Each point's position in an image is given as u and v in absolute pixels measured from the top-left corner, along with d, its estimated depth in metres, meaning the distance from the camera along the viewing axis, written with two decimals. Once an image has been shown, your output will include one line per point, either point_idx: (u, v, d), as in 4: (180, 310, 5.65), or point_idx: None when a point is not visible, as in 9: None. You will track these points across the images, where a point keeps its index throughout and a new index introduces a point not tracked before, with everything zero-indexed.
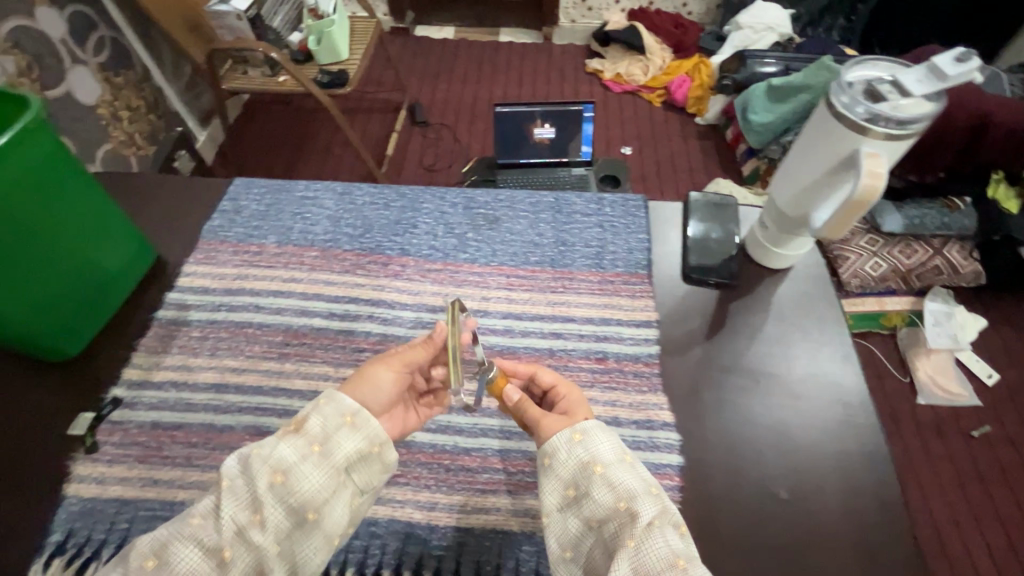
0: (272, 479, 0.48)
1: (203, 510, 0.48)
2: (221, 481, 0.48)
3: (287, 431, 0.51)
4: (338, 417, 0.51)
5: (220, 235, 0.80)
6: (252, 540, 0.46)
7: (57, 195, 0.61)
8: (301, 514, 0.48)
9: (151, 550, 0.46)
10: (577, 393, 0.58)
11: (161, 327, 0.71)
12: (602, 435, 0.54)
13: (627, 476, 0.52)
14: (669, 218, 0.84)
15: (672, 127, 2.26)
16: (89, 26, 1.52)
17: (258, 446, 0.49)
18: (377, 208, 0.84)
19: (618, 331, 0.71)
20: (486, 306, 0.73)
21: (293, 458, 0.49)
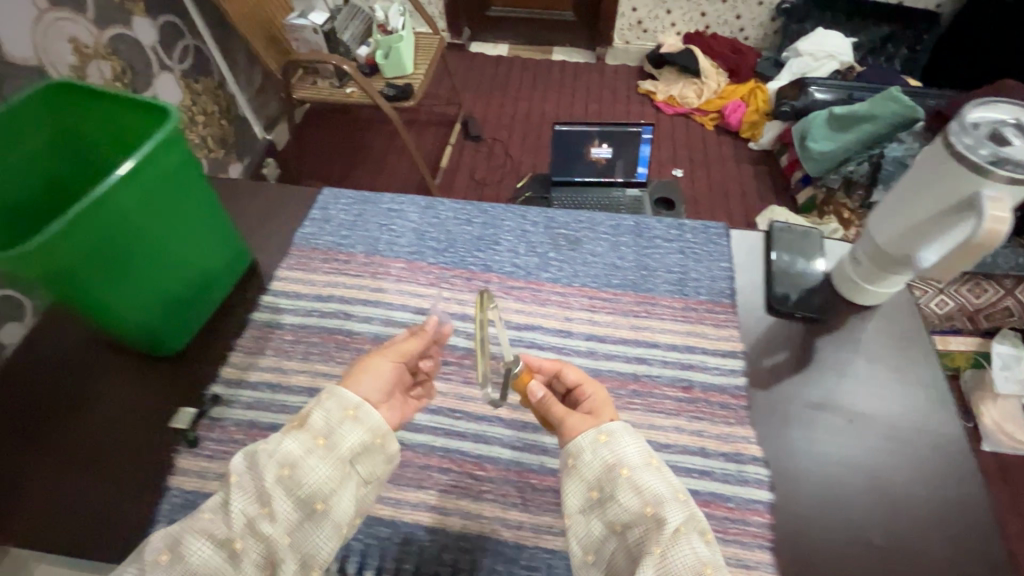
0: (279, 471, 0.47)
1: (213, 505, 0.47)
2: (231, 475, 0.47)
3: (290, 427, 0.50)
4: (339, 410, 0.51)
5: (312, 243, 0.83)
6: (263, 532, 0.45)
7: (182, 200, 0.64)
8: (310, 505, 0.47)
9: (165, 542, 0.45)
10: (602, 392, 0.57)
11: (257, 328, 0.74)
12: (627, 438, 0.52)
13: (655, 480, 0.50)
14: (751, 248, 0.83)
15: (725, 151, 2.24)
16: (177, 35, 1.61)
17: (262, 442, 0.49)
18: (460, 224, 0.85)
19: (703, 359, 0.71)
20: (569, 327, 0.74)
21: (300, 452, 0.48)
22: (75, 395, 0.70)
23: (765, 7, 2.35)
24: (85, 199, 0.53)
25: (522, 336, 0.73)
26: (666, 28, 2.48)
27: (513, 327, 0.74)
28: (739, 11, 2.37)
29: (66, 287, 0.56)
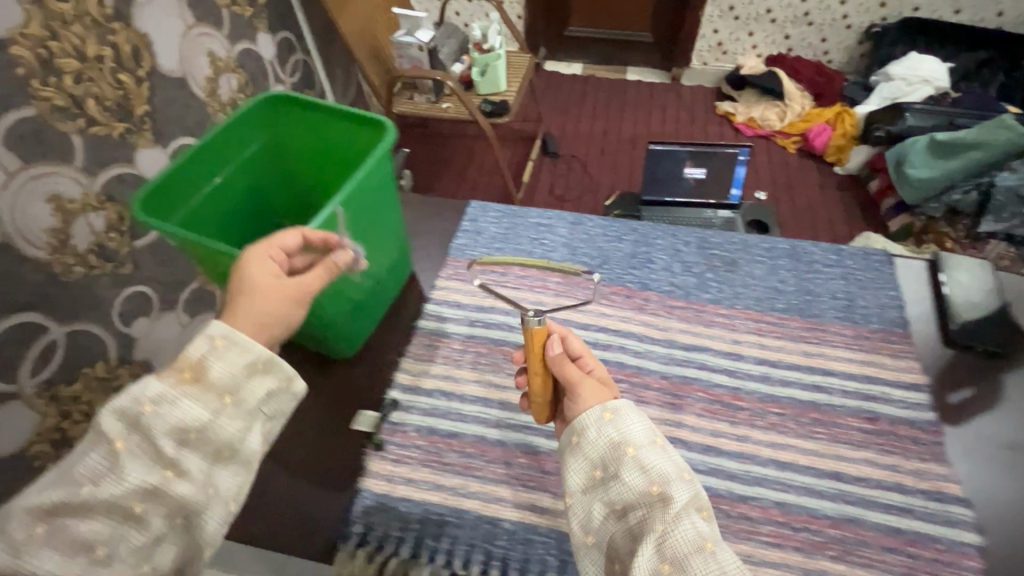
0: (179, 434, 0.43)
1: (92, 474, 0.42)
2: (116, 443, 0.42)
3: (180, 382, 0.45)
4: (241, 363, 0.46)
5: (467, 254, 0.85)
6: (171, 492, 0.43)
7: (380, 210, 0.67)
8: (210, 454, 0.45)
9: (41, 513, 0.40)
10: (604, 368, 0.57)
11: (424, 336, 0.75)
12: (632, 413, 0.51)
13: (657, 458, 0.48)
14: (916, 277, 0.81)
15: (809, 174, 2.19)
16: (291, 50, 1.61)
17: (148, 403, 0.43)
18: (611, 241, 0.86)
19: (885, 390, 0.68)
20: (738, 350, 0.73)
21: (204, 415, 0.44)
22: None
23: (852, 31, 2.31)
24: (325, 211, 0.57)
25: (692, 357, 0.72)
26: (747, 50, 2.46)
27: (681, 348, 0.73)
28: (825, 34, 2.34)
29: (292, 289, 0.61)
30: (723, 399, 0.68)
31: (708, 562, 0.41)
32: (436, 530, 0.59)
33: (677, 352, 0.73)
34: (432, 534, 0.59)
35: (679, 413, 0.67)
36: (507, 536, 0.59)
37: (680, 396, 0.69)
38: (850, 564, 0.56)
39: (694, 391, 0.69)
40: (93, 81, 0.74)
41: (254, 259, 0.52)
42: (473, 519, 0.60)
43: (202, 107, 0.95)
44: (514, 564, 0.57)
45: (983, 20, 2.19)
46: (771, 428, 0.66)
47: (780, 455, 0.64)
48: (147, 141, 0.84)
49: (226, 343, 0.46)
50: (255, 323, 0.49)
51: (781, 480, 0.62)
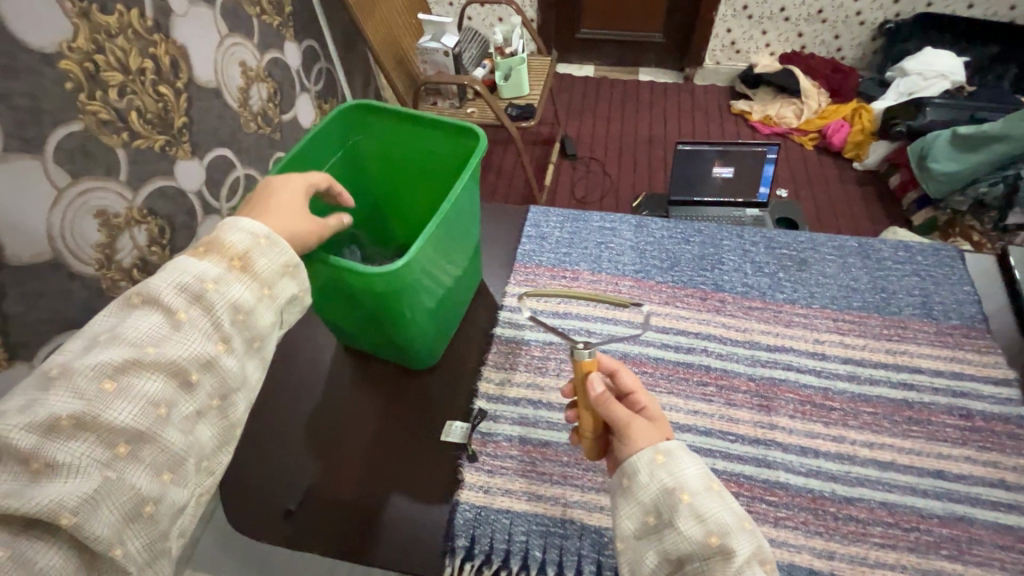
0: (232, 313, 0.46)
1: (153, 337, 0.42)
2: (178, 313, 0.43)
3: (230, 266, 0.47)
4: (280, 261, 0.50)
5: (535, 260, 0.84)
6: (222, 365, 0.44)
7: (467, 220, 0.68)
8: (250, 336, 0.47)
9: (109, 369, 0.39)
10: (658, 406, 0.53)
11: (502, 344, 0.75)
12: (688, 456, 0.48)
13: (716, 508, 0.45)
14: (988, 272, 0.81)
15: (828, 170, 2.19)
16: (314, 59, 1.45)
17: (207, 279, 0.45)
18: (678, 243, 0.85)
19: (975, 387, 0.68)
20: (822, 350, 0.72)
21: (252, 298, 0.47)
22: (343, 401, 0.72)
23: (866, 27, 2.33)
24: (430, 222, 0.58)
25: (776, 358, 0.72)
26: (760, 49, 2.47)
27: (764, 349, 0.72)
28: (838, 31, 2.35)
29: (394, 303, 0.61)
30: (814, 399, 0.68)
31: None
32: (542, 541, 0.59)
33: (761, 353, 0.72)
34: (540, 545, 0.59)
35: (771, 415, 0.67)
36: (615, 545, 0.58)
37: (770, 397, 0.68)
38: (965, 564, 0.56)
39: (783, 393, 0.69)
40: (136, 94, 0.72)
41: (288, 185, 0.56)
42: (579, 528, 0.60)
43: (239, 117, 0.93)
44: None
45: (996, 14, 2.21)
46: (865, 428, 0.65)
47: (879, 455, 0.63)
48: (186, 153, 0.82)
49: (271, 242, 0.50)
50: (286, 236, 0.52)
51: (885, 481, 0.61)
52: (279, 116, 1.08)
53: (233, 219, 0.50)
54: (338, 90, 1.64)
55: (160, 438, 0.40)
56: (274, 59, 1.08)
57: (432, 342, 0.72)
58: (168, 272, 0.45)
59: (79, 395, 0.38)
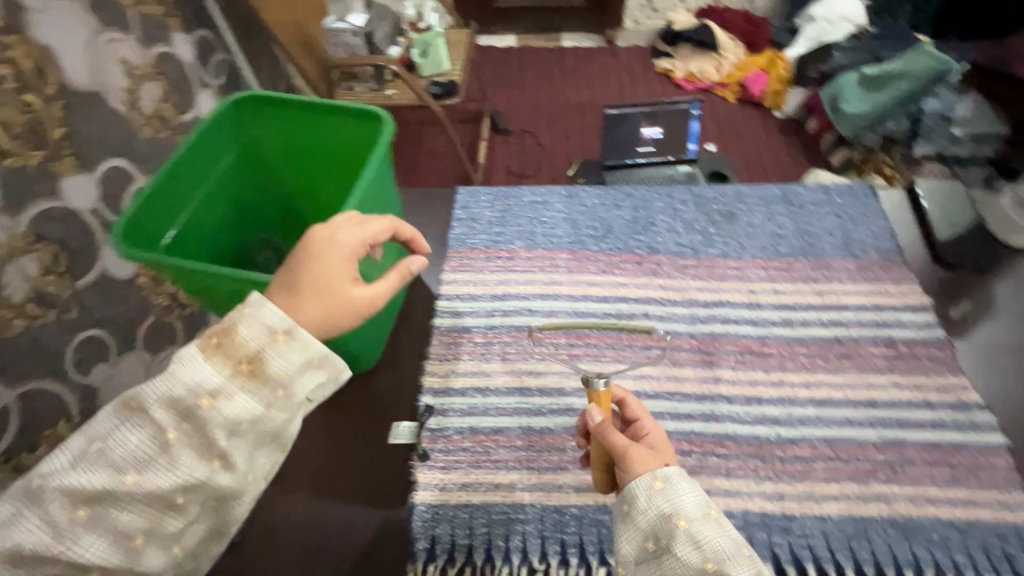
0: (229, 429, 0.41)
1: (136, 462, 0.39)
2: (167, 434, 0.40)
3: (236, 371, 0.41)
4: (300, 359, 0.43)
5: (467, 243, 0.81)
6: (215, 483, 0.41)
7: (386, 210, 0.64)
8: (255, 442, 0.43)
9: (84, 498, 0.38)
10: (664, 437, 0.53)
11: (443, 335, 0.72)
12: (689, 483, 0.46)
13: (715, 535, 0.43)
14: (899, 204, 0.85)
15: (751, 121, 2.25)
16: (210, 49, 1.33)
17: (200, 394, 0.40)
18: (610, 209, 0.84)
19: (897, 316, 0.72)
20: (756, 299, 0.74)
21: (258, 408, 0.42)
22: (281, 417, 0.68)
23: None
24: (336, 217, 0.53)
25: (714, 312, 0.73)
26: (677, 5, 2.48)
27: (702, 306, 0.73)
28: None
29: None
30: (752, 348, 0.69)
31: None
32: (504, 530, 0.58)
33: (699, 310, 0.73)
34: (502, 534, 0.57)
35: (714, 369, 0.68)
36: (576, 522, 0.58)
37: (712, 352, 0.69)
38: (900, 485, 0.59)
39: (724, 345, 0.70)
40: None
41: (334, 244, 0.47)
42: (539, 511, 0.59)
43: (130, 121, 0.83)
44: (590, 548, 0.57)
45: None
46: (803, 369, 0.68)
47: (816, 393, 0.66)
48: (71, 166, 0.72)
49: (290, 333, 0.42)
50: (311, 316, 0.45)
51: (823, 418, 0.64)
52: (175, 118, 0.97)
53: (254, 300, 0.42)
54: (244, 81, 1.50)
55: (141, 557, 0.40)
56: (162, 53, 0.96)
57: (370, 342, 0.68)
58: (174, 369, 0.41)
59: (56, 523, 0.38)
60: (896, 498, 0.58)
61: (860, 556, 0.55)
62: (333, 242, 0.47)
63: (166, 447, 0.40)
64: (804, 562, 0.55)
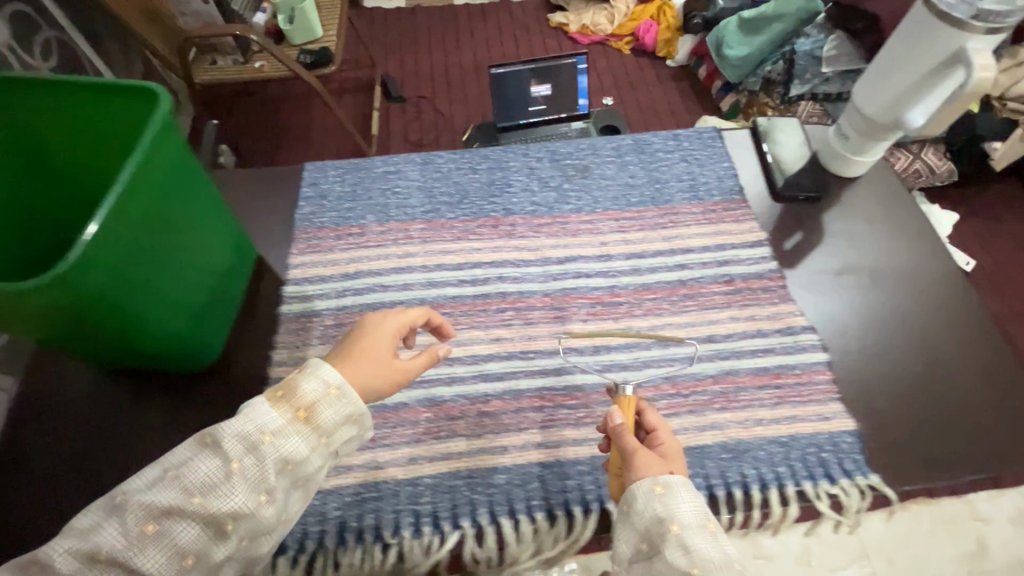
0: (282, 466, 0.45)
1: (204, 484, 0.42)
2: (232, 463, 0.43)
3: (293, 418, 0.46)
4: (343, 414, 0.48)
5: (315, 222, 0.77)
6: (258, 516, 0.43)
7: (191, 195, 0.58)
8: (294, 482, 0.46)
9: (155, 512, 0.41)
10: (678, 448, 0.53)
11: (291, 321, 0.69)
12: (689, 493, 0.48)
13: (708, 545, 0.45)
14: (743, 146, 0.88)
15: (646, 71, 2.27)
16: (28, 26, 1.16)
17: (266, 429, 0.45)
18: (465, 173, 0.82)
19: (735, 254, 0.75)
20: (607, 251, 0.75)
21: (306, 449, 0.46)
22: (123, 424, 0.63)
23: None
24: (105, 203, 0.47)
25: (566, 269, 0.73)
26: None
27: (555, 263, 0.74)
28: None
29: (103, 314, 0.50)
30: (602, 299, 0.71)
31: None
32: (356, 511, 0.57)
33: (552, 268, 0.73)
34: (355, 514, 0.57)
35: (565, 323, 0.69)
36: (429, 491, 0.58)
37: (563, 307, 0.70)
38: (733, 411, 0.63)
39: (575, 299, 0.71)
40: None
41: (388, 320, 0.53)
42: (392, 486, 0.58)
43: None
44: (443, 514, 0.57)
45: None
46: (649, 314, 0.70)
47: (661, 335, 0.68)
48: None
49: (340, 393, 0.48)
50: (365, 383, 0.50)
51: (667, 357, 0.67)
52: None
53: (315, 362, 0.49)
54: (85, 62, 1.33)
55: None
56: None
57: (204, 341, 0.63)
58: (243, 412, 0.45)
59: (125, 534, 0.40)
60: (729, 423, 0.62)
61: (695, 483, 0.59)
62: (389, 318, 0.54)
63: (229, 474, 0.43)
64: None
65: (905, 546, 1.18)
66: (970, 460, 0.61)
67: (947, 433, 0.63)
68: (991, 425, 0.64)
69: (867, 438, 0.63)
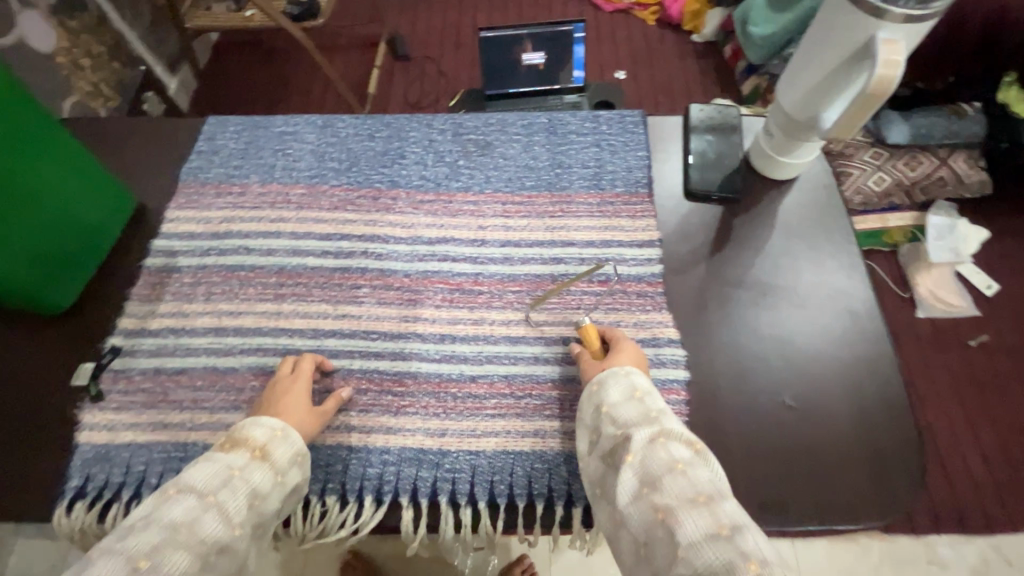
0: (251, 499, 0.47)
1: (186, 518, 0.43)
2: (209, 495, 0.45)
3: (251, 459, 0.49)
4: (289, 454, 0.51)
5: (200, 177, 0.76)
6: (233, 548, 0.45)
7: (24, 130, 0.58)
8: (257, 523, 0.48)
9: (147, 549, 0.41)
10: (628, 344, 0.59)
11: (151, 275, 0.69)
12: (619, 378, 0.54)
13: (630, 410, 0.51)
14: (666, 135, 0.80)
15: (667, 45, 2.09)
16: None
17: (236, 466, 0.48)
18: (361, 140, 0.79)
19: (619, 252, 0.69)
20: (482, 236, 0.71)
21: (268, 484, 0.49)
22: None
23: None
24: None
25: (435, 251, 0.70)
26: None
27: (426, 243, 0.71)
28: None
29: None
30: (462, 286, 0.67)
31: (678, 478, 0.44)
32: (160, 468, 0.58)
33: (421, 248, 0.70)
34: (157, 472, 0.58)
35: (417, 307, 0.66)
36: None
37: (419, 291, 0.67)
38: (564, 421, 0.59)
39: (434, 284, 0.68)
40: None
41: (300, 378, 0.58)
42: (199, 449, 0.59)
43: None
44: None
45: None
46: (507, 307, 0.66)
47: (513, 331, 0.65)
48: None
49: (286, 434, 0.52)
50: (303, 425, 0.55)
51: (512, 355, 0.63)
52: None
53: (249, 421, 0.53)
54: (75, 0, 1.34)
55: None
56: None
57: (53, 291, 0.64)
58: (199, 463, 0.48)
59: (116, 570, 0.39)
60: (555, 434, 0.59)
61: (497, 488, 0.57)
62: (297, 376, 0.58)
63: (207, 506, 0.45)
64: (441, 495, 0.56)
65: None
66: (811, 508, 0.55)
67: (799, 476, 0.57)
68: (851, 476, 0.57)
69: None
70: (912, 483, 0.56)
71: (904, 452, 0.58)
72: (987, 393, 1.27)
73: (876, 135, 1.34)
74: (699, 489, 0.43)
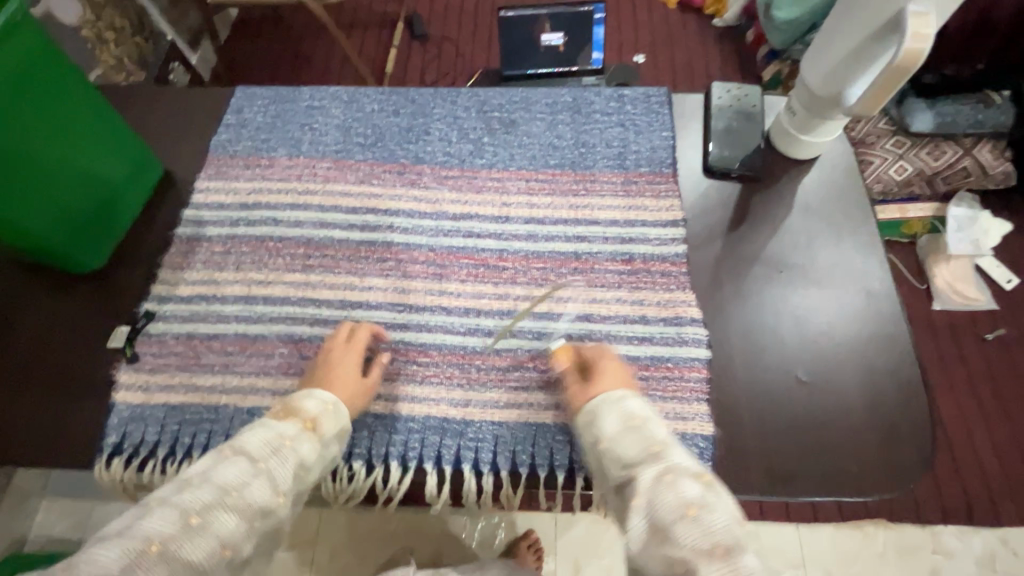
0: (296, 470, 0.49)
1: (237, 482, 0.45)
2: (260, 462, 0.47)
3: (301, 429, 0.51)
4: (336, 428, 0.53)
5: (228, 150, 0.77)
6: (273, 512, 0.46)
7: (54, 96, 0.59)
8: (298, 490, 0.49)
9: (196, 507, 0.42)
10: (613, 364, 0.56)
11: (181, 243, 0.71)
12: (611, 406, 0.51)
13: (629, 444, 0.48)
14: (690, 112, 0.79)
15: (688, 28, 2.05)
16: None
17: (287, 437, 0.49)
18: (387, 115, 0.80)
19: (644, 232, 0.70)
20: (507, 213, 0.72)
21: (313, 455, 0.50)
22: (7, 303, 0.69)
23: None
24: None
25: (460, 226, 0.71)
26: None
27: (451, 219, 0.71)
28: None
29: None
30: (488, 262, 0.68)
31: (692, 526, 0.41)
32: (193, 429, 0.60)
33: (445, 223, 0.71)
34: (190, 432, 0.60)
35: (442, 282, 0.67)
36: None
37: (445, 265, 0.68)
38: None
39: (460, 259, 0.69)
40: None
41: (348, 348, 0.59)
42: (230, 412, 0.61)
43: None
44: None
45: None
46: (531, 284, 0.67)
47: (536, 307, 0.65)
48: None
49: (337, 408, 0.54)
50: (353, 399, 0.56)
51: (536, 330, 0.64)
52: None
53: (307, 393, 0.54)
54: None
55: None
56: None
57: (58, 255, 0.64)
58: (252, 429, 0.49)
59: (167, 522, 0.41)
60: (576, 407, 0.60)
61: (519, 458, 0.58)
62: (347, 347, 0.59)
63: (258, 472, 0.46)
64: (465, 463, 0.58)
65: (847, 566, 1.11)
66: (819, 481, 0.56)
67: (810, 451, 0.58)
68: (862, 452, 0.58)
69: (718, 445, 0.58)
70: (922, 463, 0.57)
71: (915, 432, 0.59)
72: (1001, 387, 1.27)
73: (899, 124, 1.32)
74: (715, 538, 0.40)
